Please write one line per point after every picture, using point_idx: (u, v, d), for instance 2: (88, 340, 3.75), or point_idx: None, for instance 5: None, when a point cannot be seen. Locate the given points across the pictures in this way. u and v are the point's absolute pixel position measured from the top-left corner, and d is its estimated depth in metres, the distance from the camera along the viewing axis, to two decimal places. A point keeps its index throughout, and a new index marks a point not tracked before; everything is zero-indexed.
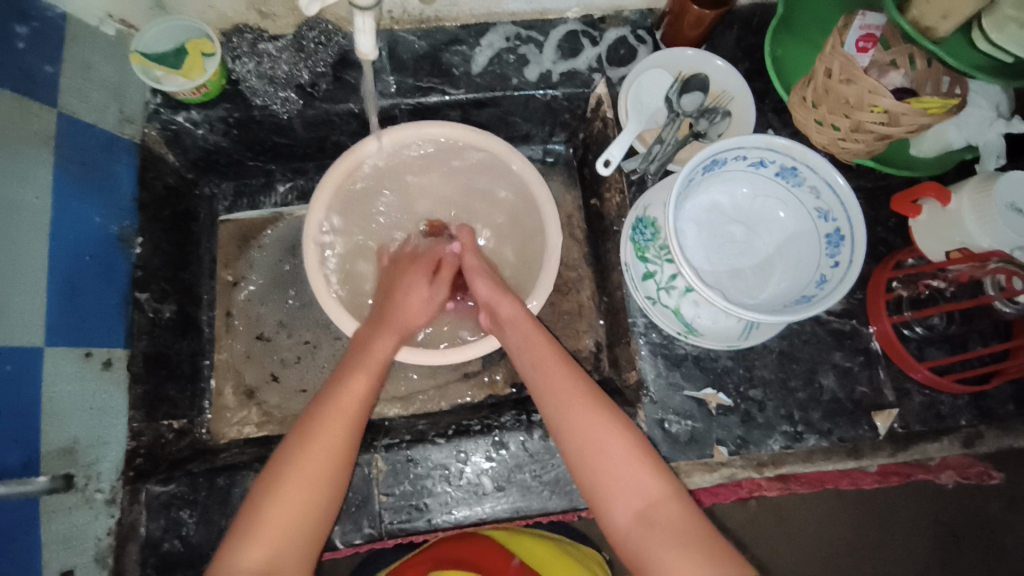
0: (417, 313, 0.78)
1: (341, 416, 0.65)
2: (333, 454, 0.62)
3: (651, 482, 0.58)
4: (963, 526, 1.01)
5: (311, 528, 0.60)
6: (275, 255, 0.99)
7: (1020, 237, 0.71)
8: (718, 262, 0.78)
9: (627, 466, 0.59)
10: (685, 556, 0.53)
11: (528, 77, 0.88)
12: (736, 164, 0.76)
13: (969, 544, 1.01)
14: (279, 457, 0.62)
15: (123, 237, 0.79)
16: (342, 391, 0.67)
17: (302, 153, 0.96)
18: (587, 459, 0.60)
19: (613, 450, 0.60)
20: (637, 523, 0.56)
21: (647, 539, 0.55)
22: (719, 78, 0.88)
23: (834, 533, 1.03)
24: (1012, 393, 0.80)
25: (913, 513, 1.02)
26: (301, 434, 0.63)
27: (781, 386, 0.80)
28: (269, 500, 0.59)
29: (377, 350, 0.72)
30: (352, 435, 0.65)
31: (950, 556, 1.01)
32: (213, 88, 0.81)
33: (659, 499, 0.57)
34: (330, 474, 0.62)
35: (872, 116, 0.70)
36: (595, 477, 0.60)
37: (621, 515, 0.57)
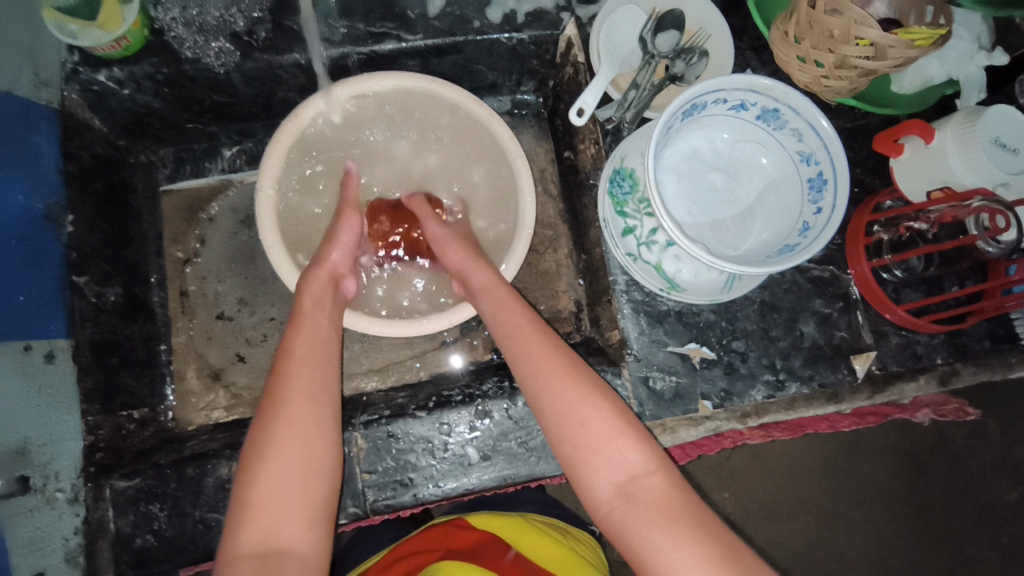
0: (342, 256, 0.74)
1: (303, 383, 0.61)
2: (308, 424, 0.59)
3: (634, 453, 0.57)
4: (924, 452, 1.07)
5: (311, 501, 0.57)
6: (227, 228, 0.92)
7: (1004, 173, 0.70)
8: (699, 213, 0.75)
9: (612, 436, 0.58)
10: (672, 534, 0.52)
11: (492, 19, 0.81)
12: (717, 108, 0.72)
13: (929, 471, 1.07)
14: (252, 441, 0.58)
15: (51, 216, 0.71)
16: (295, 359, 0.63)
17: (245, 112, 0.87)
18: (565, 431, 0.59)
19: (593, 420, 0.58)
20: (619, 499, 0.55)
21: (630, 516, 0.54)
22: (694, 14, 0.83)
23: (801, 464, 1.08)
24: (985, 328, 0.82)
25: (875, 440, 1.07)
26: (269, 410, 0.59)
27: (763, 336, 0.79)
28: (255, 481, 0.56)
29: (317, 310, 0.67)
30: (322, 399, 0.61)
31: (911, 479, 1.07)
32: (136, 41, 0.72)
33: (646, 471, 0.56)
34: (312, 441, 0.58)
35: (859, 51, 0.66)
36: (574, 449, 0.58)
37: (604, 490, 0.56)
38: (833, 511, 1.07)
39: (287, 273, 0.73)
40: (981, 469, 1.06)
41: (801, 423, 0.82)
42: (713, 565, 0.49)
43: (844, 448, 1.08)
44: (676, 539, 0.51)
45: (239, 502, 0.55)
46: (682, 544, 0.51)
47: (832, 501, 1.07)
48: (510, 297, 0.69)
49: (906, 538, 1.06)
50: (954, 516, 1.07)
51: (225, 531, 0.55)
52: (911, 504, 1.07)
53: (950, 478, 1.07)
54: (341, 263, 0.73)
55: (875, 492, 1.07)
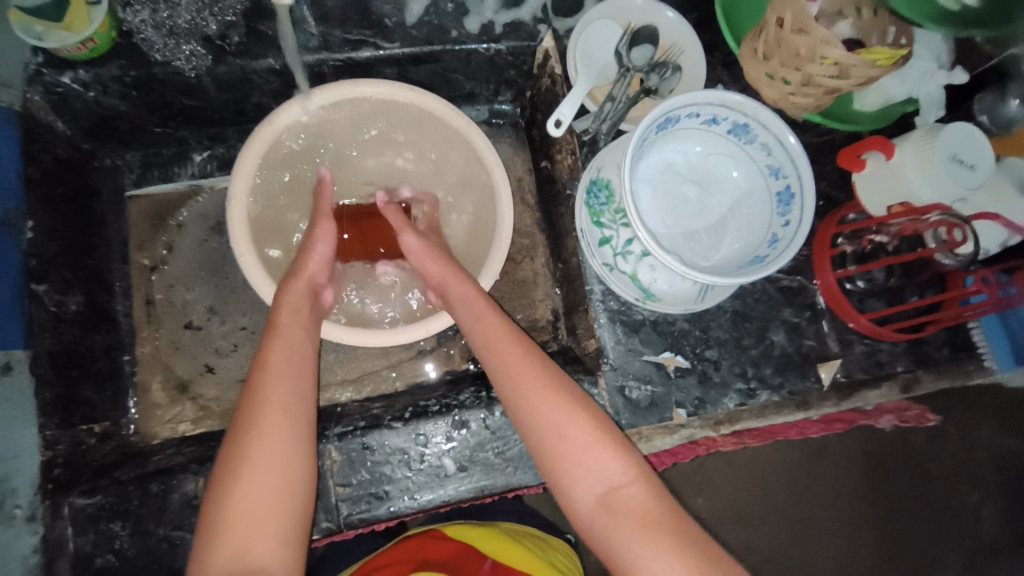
0: (319, 264, 0.72)
1: (278, 395, 0.60)
2: (282, 436, 0.58)
3: (612, 463, 0.57)
4: (888, 457, 1.10)
5: (286, 516, 0.55)
6: (196, 235, 0.89)
7: (960, 189, 0.73)
8: (673, 224, 0.76)
9: (591, 445, 0.58)
10: (650, 544, 0.52)
11: (470, 29, 0.81)
12: (690, 122, 0.74)
13: (892, 474, 1.10)
14: (224, 456, 0.57)
15: (10, 222, 0.68)
16: (269, 370, 0.61)
17: (217, 116, 0.85)
18: (545, 442, 0.59)
19: (572, 430, 0.59)
20: (599, 509, 0.55)
21: (609, 527, 0.54)
22: (668, 30, 0.84)
23: (771, 470, 1.10)
24: (944, 337, 0.85)
25: (841, 446, 1.10)
26: (241, 423, 0.58)
27: (735, 345, 0.81)
28: (229, 496, 0.54)
29: (292, 319, 0.66)
30: (297, 410, 0.60)
31: (874, 483, 1.10)
32: (104, 42, 0.70)
33: (624, 481, 0.56)
34: (286, 454, 0.57)
35: (823, 70, 0.68)
36: (553, 462, 0.58)
37: (584, 501, 0.56)
38: (801, 515, 1.10)
39: (259, 282, 0.72)
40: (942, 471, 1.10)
41: (773, 430, 0.83)
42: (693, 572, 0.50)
43: (811, 454, 1.11)
44: (656, 547, 0.52)
45: (211, 520, 0.54)
46: (662, 551, 0.52)
47: (800, 505, 1.10)
48: (488, 307, 0.69)
49: (871, 540, 1.10)
50: (917, 519, 1.10)
51: (197, 550, 0.53)
52: (876, 507, 1.10)
53: (912, 481, 1.10)
54: (317, 272, 0.72)
55: (842, 496, 1.10)
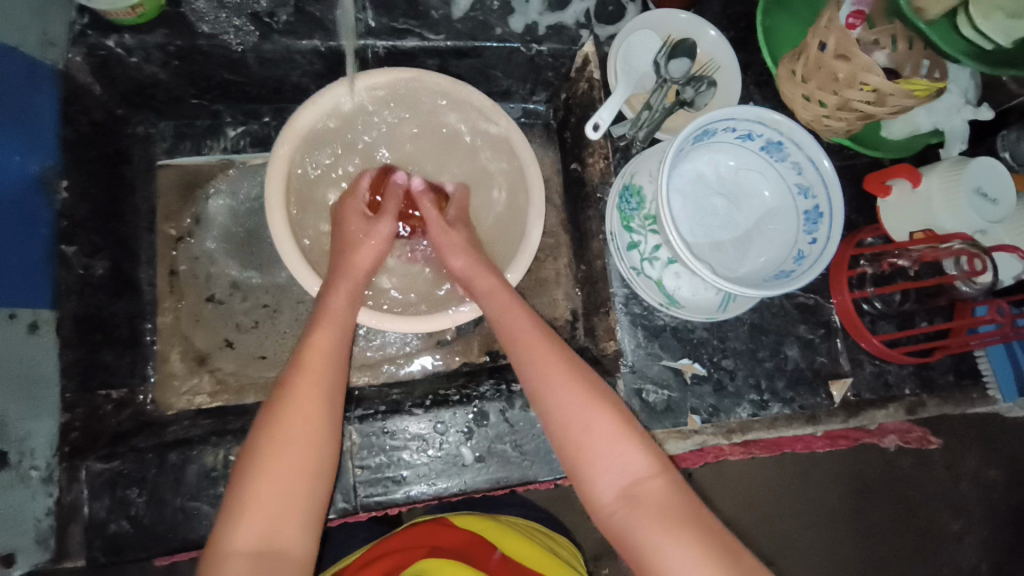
0: (369, 254, 0.73)
1: (312, 382, 0.60)
2: (314, 419, 0.58)
3: (636, 457, 0.58)
4: (873, 480, 1.13)
5: (308, 499, 0.55)
6: (224, 209, 0.89)
7: (983, 221, 0.75)
8: (702, 234, 0.78)
9: (614, 440, 0.59)
10: (673, 536, 0.52)
11: (514, 28, 0.82)
12: (725, 136, 0.76)
13: (879, 498, 1.13)
14: (256, 432, 0.57)
15: (44, 180, 0.68)
16: (310, 348, 0.63)
17: (255, 93, 0.85)
18: (570, 434, 0.60)
19: (596, 424, 0.60)
20: (622, 500, 0.56)
21: (630, 517, 0.55)
22: (707, 45, 0.86)
23: (762, 486, 1.12)
24: (949, 362, 0.88)
25: (830, 466, 1.13)
26: (277, 399, 0.59)
27: (751, 356, 0.83)
28: (254, 475, 0.54)
29: (337, 307, 0.67)
30: (332, 397, 0.61)
31: (859, 504, 1.12)
32: (152, 9, 0.69)
33: (646, 476, 0.57)
34: (316, 438, 0.58)
35: (861, 96, 0.70)
36: (575, 453, 0.60)
37: (606, 491, 0.57)
38: (792, 534, 1.12)
39: (296, 264, 0.72)
40: (931, 499, 1.13)
41: (779, 441, 0.87)
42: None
43: (802, 473, 1.12)
44: (680, 551, 0.51)
45: (235, 495, 0.54)
46: (687, 555, 0.51)
47: (792, 524, 1.12)
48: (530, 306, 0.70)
49: (856, 560, 1.12)
50: (899, 542, 1.13)
51: (217, 525, 0.53)
52: (862, 531, 1.12)
53: (901, 506, 1.13)
54: (367, 264, 0.72)
55: (829, 516, 1.12)
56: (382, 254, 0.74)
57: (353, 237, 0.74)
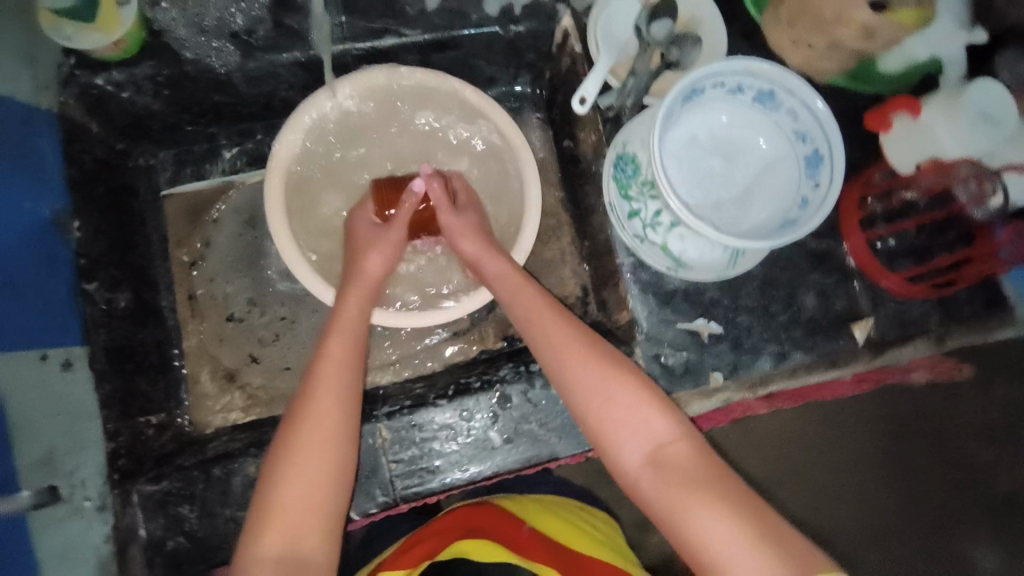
0: (377, 262, 0.73)
1: (330, 393, 0.61)
2: (330, 429, 0.60)
3: (660, 426, 0.59)
4: (904, 418, 1.11)
5: (324, 509, 0.58)
6: (232, 230, 0.91)
7: (992, 143, 0.73)
8: (703, 193, 0.77)
9: (635, 410, 0.60)
10: (704, 500, 0.54)
11: (489, 12, 0.82)
12: (715, 92, 0.75)
13: (916, 439, 1.11)
14: (278, 441, 0.60)
15: (59, 222, 0.70)
16: (325, 356, 0.64)
17: (246, 112, 0.87)
18: (592, 408, 0.61)
19: (619, 396, 0.61)
20: (649, 467, 0.58)
21: (659, 483, 0.57)
22: (688, 3, 0.85)
23: (791, 437, 1.12)
24: (974, 290, 0.86)
25: (857, 408, 1.12)
26: (296, 409, 0.61)
27: (766, 310, 0.82)
28: (275, 487, 0.57)
29: (352, 313, 0.68)
30: (348, 407, 0.62)
31: (892, 444, 1.11)
32: (134, 43, 0.71)
33: (671, 443, 0.58)
34: (332, 448, 0.59)
35: (850, 33, 0.69)
36: (597, 426, 0.61)
37: (632, 460, 0.59)
38: (827, 483, 1.12)
39: (301, 271, 0.74)
40: (977, 434, 1.09)
41: (803, 391, 0.88)
42: (746, 534, 0.51)
43: (830, 418, 1.12)
44: (708, 511, 0.53)
45: (258, 505, 0.57)
46: (714, 514, 0.53)
47: (826, 473, 1.12)
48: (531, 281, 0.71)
49: (895, 501, 1.11)
50: (941, 480, 1.10)
51: (244, 533, 0.57)
52: (902, 474, 1.11)
53: (941, 446, 1.10)
54: (378, 271, 0.72)
55: (860, 458, 1.12)
56: (390, 263, 0.74)
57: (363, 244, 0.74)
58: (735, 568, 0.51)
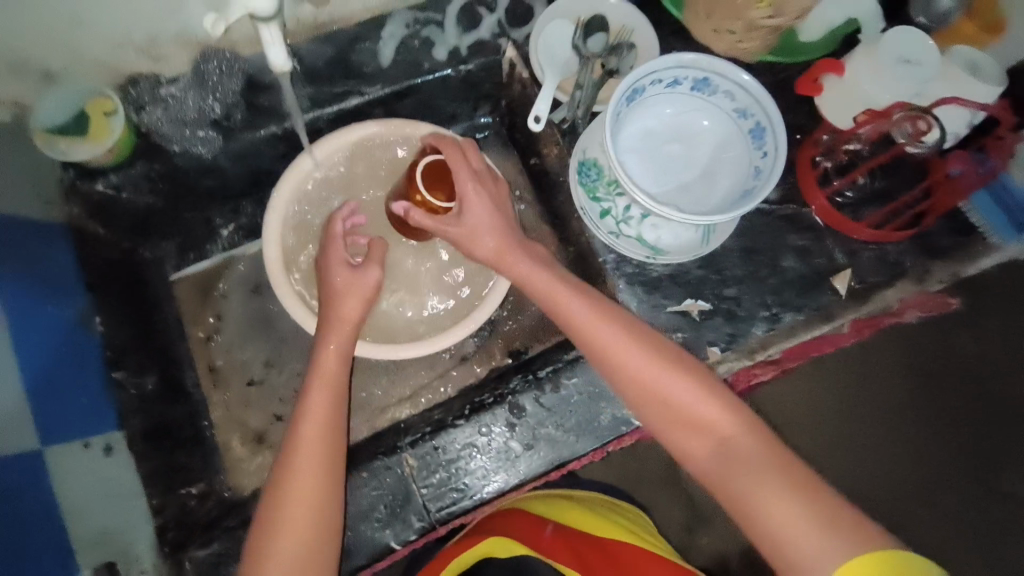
0: (356, 305, 0.73)
1: (314, 452, 0.64)
2: (318, 489, 0.63)
3: (724, 423, 0.62)
4: (933, 363, 1.05)
5: (317, 562, 0.62)
6: (241, 301, 0.96)
7: (913, 84, 0.79)
8: (665, 181, 0.83)
9: (701, 409, 0.63)
10: (774, 491, 0.58)
11: (439, 58, 0.90)
12: (654, 88, 0.81)
13: (947, 382, 1.05)
14: (267, 504, 0.63)
15: (83, 320, 0.76)
16: (309, 414, 0.66)
17: (236, 191, 0.94)
18: (659, 410, 0.64)
19: (682, 396, 0.64)
20: (717, 462, 0.62)
21: (728, 477, 0.61)
22: (615, 15, 0.93)
23: (820, 402, 1.06)
24: (945, 224, 0.90)
25: (884, 360, 1.06)
26: (282, 467, 0.63)
27: (750, 279, 0.86)
28: (269, 548, 0.61)
29: (330, 362, 0.69)
30: (333, 462, 0.65)
31: (927, 392, 1.05)
32: (125, 148, 0.79)
33: (737, 438, 0.62)
34: (321, 506, 0.63)
35: (760, 14, 0.77)
36: (665, 426, 0.64)
37: (700, 457, 0.63)
38: (862, 443, 1.06)
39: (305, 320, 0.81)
40: (1011, 365, 1.04)
41: (808, 347, 0.90)
42: (814, 523, 0.55)
43: (857, 375, 1.07)
44: (774, 500, 0.58)
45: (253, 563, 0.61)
46: (780, 503, 0.57)
47: (859, 433, 1.06)
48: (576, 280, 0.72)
49: (943, 453, 1.04)
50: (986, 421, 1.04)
51: None
52: (941, 420, 1.05)
53: (974, 384, 1.05)
54: (357, 313, 0.72)
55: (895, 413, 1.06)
56: (371, 301, 0.74)
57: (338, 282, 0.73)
58: (801, 550, 0.56)
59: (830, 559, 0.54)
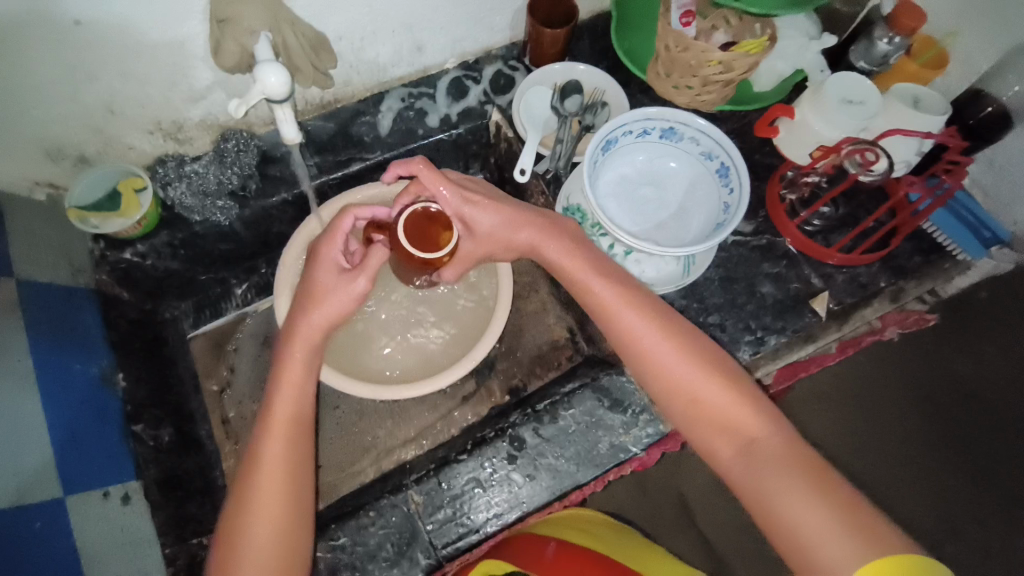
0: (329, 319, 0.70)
1: (273, 495, 0.63)
2: (280, 533, 0.62)
3: (748, 420, 0.65)
4: (935, 387, 1.03)
5: None
6: (251, 355, 1.01)
7: (859, 121, 0.87)
8: (643, 220, 0.90)
9: (725, 407, 0.66)
10: (794, 485, 0.60)
11: (431, 124, 1.02)
12: (626, 138, 0.90)
13: (952, 409, 1.03)
14: (223, 549, 0.62)
15: (105, 377, 0.81)
16: (263, 456, 0.65)
17: (249, 253, 1.03)
18: (685, 403, 0.68)
19: (708, 392, 0.67)
20: (740, 456, 0.64)
21: (750, 470, 0.63)
22: (587, 78, 1.04)
23: (824, 429, 1.06)
24: (912, 245, 0.96)
25: (886, 384, 1.06)
26: (239, 511, 0.63)
27: (732, 306, 0.91)
28: None
29: (284, 398, 0.68)
30: (294, 503, 0.64)
31: (936, 416, 1.03)
32: (152, 220, 0.88)
33: (759, 435, 0.64)
34: (284, 549, 0.62)
35: (713, 71, 0.87)
36: (690, 420, 0.68)
37: (722, 451, 0.65)
38: (870, 466, 1.04)
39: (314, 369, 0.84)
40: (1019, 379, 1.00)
41: (795, 367, 0.96)
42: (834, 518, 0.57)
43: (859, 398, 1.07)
44: (794, 497, 0.60)
45: None
46: (800, 499, 0.59)
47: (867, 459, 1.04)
48: (616, 278, 0.74)
49: (959, 482, 1.01)
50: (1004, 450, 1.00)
51: None
52: (951, 441, 1.02)
53: (979, 403, 1.02)
54: (325, 327, 0.70)
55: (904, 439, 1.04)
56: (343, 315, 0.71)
57: (322, 293, 0.70)
58: (816, 543, 0.57)
59: (848, 555, 0.56)
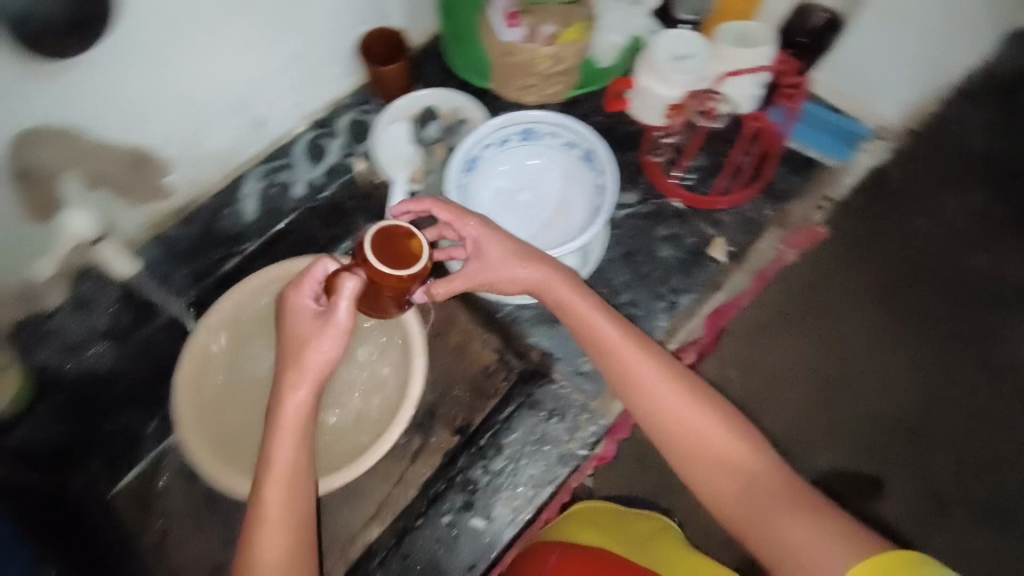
0: (324, 356, 0.60)
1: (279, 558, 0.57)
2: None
3: (745, 452, 0.60)
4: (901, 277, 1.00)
5: None
6: (182, 493, 0.91)
7: (694, 73, 0.91)
8: (528, 227, 0.90)
9: (721, 434, 0.61)
10: (794, 518, 0.56)
11: (299, 194, 1.00)
12: (489, 152, 0.89)
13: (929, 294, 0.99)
14: None
15: None
16: (267, 513, 0.58)
17: (145, 385, 0.93)
18: (678, 433, 0.62)
19: (702, 421, 0.61)
20: (739, 488, 0.59)
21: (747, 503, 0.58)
22: (442, 100, 1.00)
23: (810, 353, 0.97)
24: (786, 167, 0.99)
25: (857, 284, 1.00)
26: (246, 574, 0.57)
27: (639, 280, 0.92)
28: None
29: (286, 444, 0.59)
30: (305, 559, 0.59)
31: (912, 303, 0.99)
32: (27, 393, 0.83)
33: (757, 466, 0.60)
34: None
35: (544, 65, 0.91)
36: (683, 451, 0.62)
37: (714, 483, 0.60)
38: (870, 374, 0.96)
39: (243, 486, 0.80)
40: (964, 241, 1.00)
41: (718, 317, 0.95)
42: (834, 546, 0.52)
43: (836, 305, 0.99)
44: (793, 526, 0.55)
45: None
46: (800, 528, 0.55)
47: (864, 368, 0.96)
48: (607, 312, 0.68)
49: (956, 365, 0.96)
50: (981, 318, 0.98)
51: None
52: (930, 366, 0.96)
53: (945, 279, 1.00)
54: (321, 361, 0.60)
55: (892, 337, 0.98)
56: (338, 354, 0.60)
57: (303, 329, 0.60)
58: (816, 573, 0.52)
59: None
